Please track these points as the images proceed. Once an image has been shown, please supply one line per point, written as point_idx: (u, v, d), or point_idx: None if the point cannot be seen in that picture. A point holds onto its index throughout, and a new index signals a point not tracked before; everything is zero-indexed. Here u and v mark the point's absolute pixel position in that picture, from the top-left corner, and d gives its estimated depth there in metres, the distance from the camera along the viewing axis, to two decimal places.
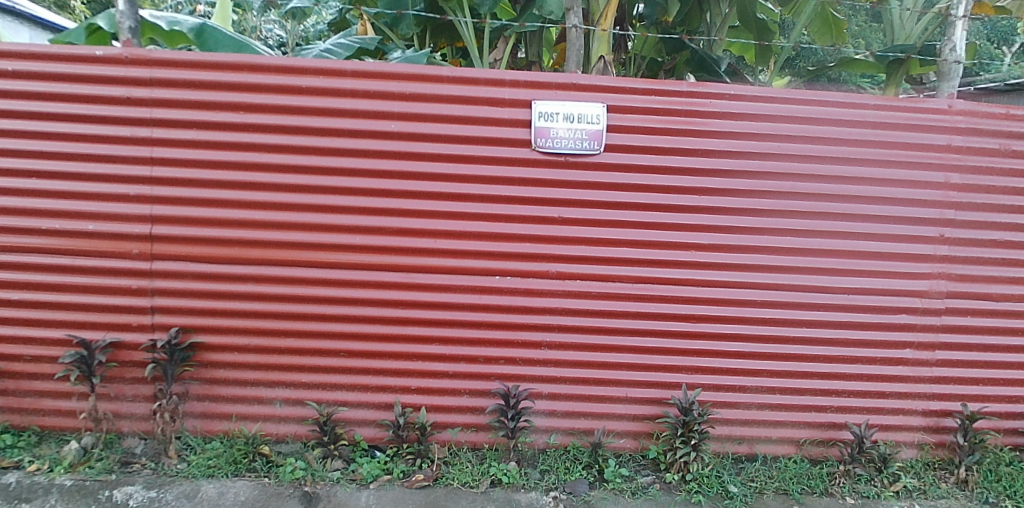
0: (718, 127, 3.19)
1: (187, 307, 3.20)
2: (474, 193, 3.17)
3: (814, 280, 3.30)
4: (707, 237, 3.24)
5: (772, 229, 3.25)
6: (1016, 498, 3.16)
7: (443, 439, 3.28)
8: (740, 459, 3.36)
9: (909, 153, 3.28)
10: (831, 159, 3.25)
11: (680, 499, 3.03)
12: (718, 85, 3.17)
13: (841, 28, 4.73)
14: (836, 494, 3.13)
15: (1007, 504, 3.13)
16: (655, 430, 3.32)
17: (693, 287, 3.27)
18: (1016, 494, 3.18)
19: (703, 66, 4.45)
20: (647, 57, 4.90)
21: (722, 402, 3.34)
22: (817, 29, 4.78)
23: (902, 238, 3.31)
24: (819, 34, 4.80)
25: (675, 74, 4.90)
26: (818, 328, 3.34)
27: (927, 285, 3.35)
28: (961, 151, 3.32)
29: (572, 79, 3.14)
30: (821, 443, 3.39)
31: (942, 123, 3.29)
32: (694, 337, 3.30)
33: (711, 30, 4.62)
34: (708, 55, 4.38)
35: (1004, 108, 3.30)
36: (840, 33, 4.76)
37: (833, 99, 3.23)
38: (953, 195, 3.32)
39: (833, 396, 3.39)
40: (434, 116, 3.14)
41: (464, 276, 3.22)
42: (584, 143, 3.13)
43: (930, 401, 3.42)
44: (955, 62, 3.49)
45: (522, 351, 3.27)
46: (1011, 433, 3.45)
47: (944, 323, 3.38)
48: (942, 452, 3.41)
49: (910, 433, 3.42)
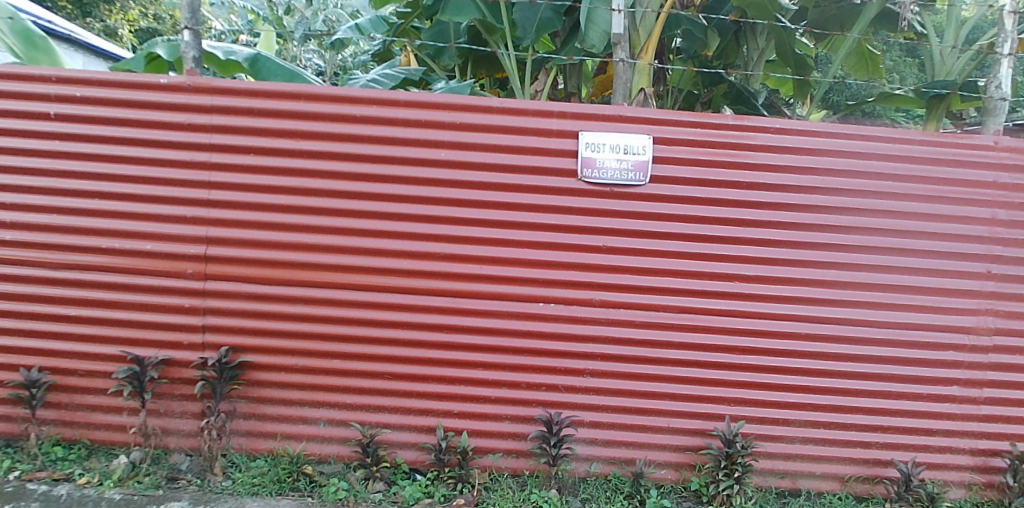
0: (764, 160, 3.23)
1: (237, 327, 3.28)
2: (521, 220, 3.23)
3: (861, 314, 3.27)
4: (751, 268, 3.25)
5: (817, 262, 3.25)
6: None
7: (484, 464, 3.28)
8: (783, 494, 3.31)
9: (955, 189, 3.28)
10: (875, 194, 3.26)
11: None
12: (763, 119, 3.22)
13: (877, 64, 4.69)
14: None
15: None
16: (696, 462, 3.28)
17: (738, 318, 3.26)
18: None
19: (741, 98, 4.49)
20: (683, 89, 4.86)
21: (766, 435, 3.30)
22: (854, 65, 4.74)
23: (948, 274, 3.29)
24: (857, 68, 4.78)
25: (712, 106, 4.81)
26: (865, 363, 3.30)
27: (974, 321, 3.30)
28: (1008, 188, 3.30)
29: (618, 112, 3.22)
30: (867, 479, 3.32)
31: (987, 159, 3.28)
32: (737, 369, 3.28)
33: (748, 64, 4.66)
34: (745, 88, 4.44)
35: None
36: (875, 69, 4.71)
37: (878, 134, 3.24)
38: (1000, 231, 3.29)
39: (878, 432, 3.32)
40: (484, 147, 3.22)
41: (508, 302, 3.26)
42: (630, 174, 3.19)
43: (978, 440, 3.35)
44: (1000, 99, 3.47)
45: (565, 378, 3.27)
46: None
47: (991, 360, 3.33)
48: (990, 493, 3.34)
49: (958, 472, 3.35)
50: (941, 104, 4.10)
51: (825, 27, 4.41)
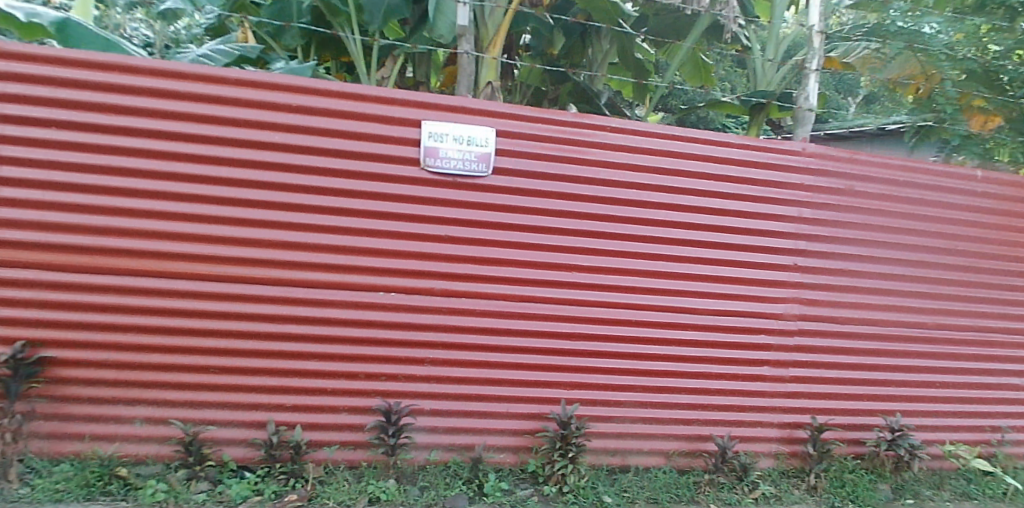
0: (600, 157, 3.40)
1: (36, 320, 2.95)
2: (361, 208, 3.18)
3: (684, 302, 3.54)
4: (587, 259, 3.41)
5: (645, 255, 3.48)
6: (858, 501, 3.41)
7: (319, 458, 3.19)
8: (615, 471, 3.49)
9: (768, 190, 3.60)
10: (698, 192, 3.52)
11: None
12: (600, 117, 3.39)
13: (710, 73, 4.97)
14: (700, 502, 3.35)
15: None
16: (533, 444, 3.40)
17: (573, 306, 3.42)
18: (858, 498, 3.42)
19: (586, 97, 4.75)
20: (532, 85, 4.90)
21: (598, 416, 3.47)
22: (690, 73, 4.98)
23: (761, 265, 3.60)
24: (691, 76, 5.01)
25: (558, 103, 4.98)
26: (688, 347, 3.56)
27: (781, 308, 3.63)
28: (812, 190, 3.66)
29: (462, 103, 3.25)
30: (688, 454, 3.58)
31: (795, 164, 3.64)
32: (572, 355, 3.44)
33: (592, 65, 4.90)
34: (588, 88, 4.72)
35: (848, 152, 3.68)
36: (708, 77, 4.99)
37: (701, 137, 3.52)
38: (805, 228, 3.63)
39: (698, 410, 3.59)
40: (322, 131, 3.14)
41: (347, 291, 3.20)
42: (472, 165, 3.23)
43: (784, 414, 3.67)
44: (807, 109, 3.88)
45: (404, 367, 3.26)
46: (854, 443, 3.71)
47: (796, 343, 3.65)
48: (794, 461, 3.67)
49: (768, 444, 3.65)
50: (762, 113, 4.56)
51: (663, 34, 4.69)
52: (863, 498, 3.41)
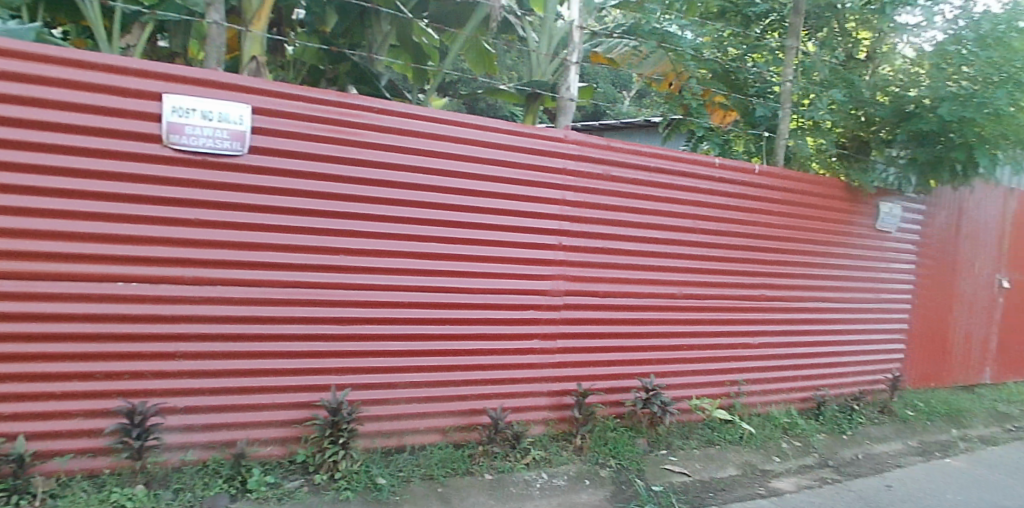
0: (371, 139, 3.32)
1: None
2: (87, 187, 2.72)
3: (455, 283, 3.61)
4: (353, 243, 3.32)
5: (414, 237, 3.47)
6: (618, 456, 3.80)
7: (47, 469, 2.75)
8: (389, 452, 3.52)
9: (533, 174, 3.79)
10: (467, 176, 3.59)
11: (328, 498, 3.04)
12: (367, 98, 3.30)
13: (492, 61, 4.97)
14: (474, 473, 3.49)
15: (611, 462, 3.76)
16: (304, 434, 3.32)
17: (342, 291, 3.33)
18: (619, 453, 3.82)
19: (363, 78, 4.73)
20: (308, 63, 4.91)
21: (370, 400, 3.46)
22: (473, 59, 4.93)
23: (527, 246, 3.79)
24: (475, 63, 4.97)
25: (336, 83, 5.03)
26: (460, 325, 3.64)
27: (548, 286, 3.86)
28: (574, 174, 3.90)
29: (211, 76, 2.93)
30: (463, 428, 3.73)
31: (558, 150, 3.86)
32: (343, 340, 3.37)
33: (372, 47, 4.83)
34: (366, 69, 4.69)
35: (604, 140, 3.97)
36: (490, 65, 4.98)
37: (469, 122, 3.61)
38: (568, 210, 3.88)
39: (471, 385, 3.72)
40: (6, 94, 2.56)
41: (72, 282, 2.74)
42: (225, 143, 2.94)
43: (553, 383, 3.93)
44: (569, 99, 4.10)
45: (150, 364, 2.93)
46: (616, 404, 4.11)
47: (562, 316, 3.91)
48: (563, 425, 3.96)
49: (539, 412, 3.90)
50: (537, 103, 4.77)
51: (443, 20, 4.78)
52: (623, 453, 3.82)
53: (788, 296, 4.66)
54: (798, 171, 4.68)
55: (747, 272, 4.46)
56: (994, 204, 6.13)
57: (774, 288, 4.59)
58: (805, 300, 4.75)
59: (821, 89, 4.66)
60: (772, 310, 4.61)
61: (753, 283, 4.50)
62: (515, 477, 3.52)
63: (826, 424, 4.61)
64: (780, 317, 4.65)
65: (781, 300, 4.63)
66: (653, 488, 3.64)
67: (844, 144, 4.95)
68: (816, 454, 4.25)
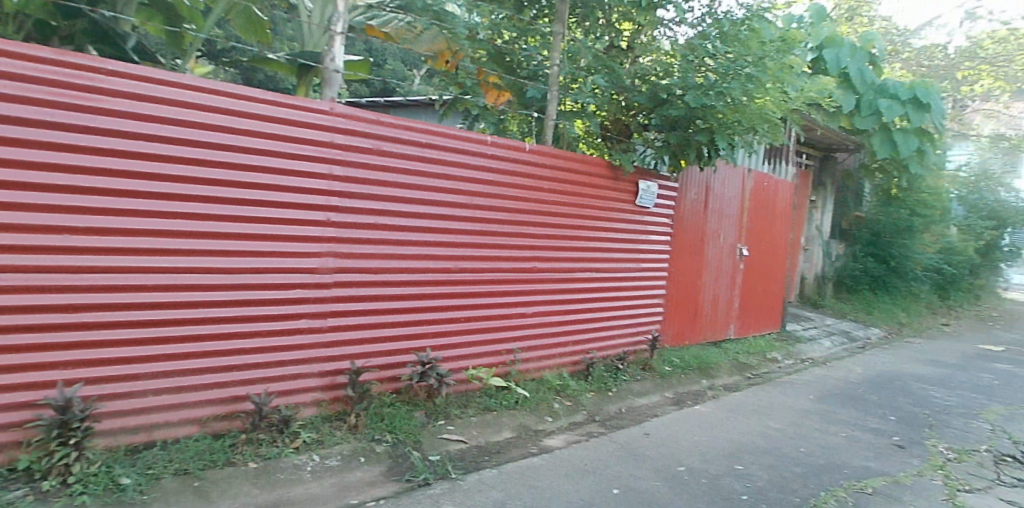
0: (107, 105, 2.86)
1: None
2: None
3: (211, 263, 3.28)
4: (83, 220, 2.83)
5: (160, 212, 3.07)
6: (395, 431, 3.85)
7: None
8: (134, 451, 3.07)
9: (300, 147, 3.60)
10: (224, 147, 3.27)
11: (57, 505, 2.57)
12: (93, 58, 2.83)
13: (263, 29, 4.88)
14: (237, 462, 3.19)
15: (388, 437, 3.79)
16: (26, 438, 2.74)
17: (67, 275, 2.81)
18: (395, 428, 3.87)
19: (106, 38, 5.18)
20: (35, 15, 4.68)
21: (108, 394, 2.98)
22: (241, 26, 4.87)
23: (293, 222, 3.60)
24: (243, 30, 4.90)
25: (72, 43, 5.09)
26: (219, 307, 3.35)
27: (317, 263, 3.72)
28: (343, 148, 3.79)
29: None
30: (223, 417, 3.41)
31: (326, 123, 3.71)
32: (76, 329, 2.86)
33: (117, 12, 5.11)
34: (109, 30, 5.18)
35: (373, 114, 3.93)
36: (261, 34, 4.91)
37: (222, 88, 3.25)
38: (337, 185, 3.77)
39: (233, 371, 3.45)
40: None
41: None
42: None
43: (325, 364, 3.88)
44: (335, 70, 4.21)
45: None
46: (391, 381, 4.18)
47: (332, 294, 3.82)
48: (337, 405, 3.95)
49: (308, 393, 3.81)
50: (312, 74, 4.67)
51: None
52: (399, 427, 3.88)
53: (557, 267, 5.08)
54: (565, 150, 5.09)
55: (520, 246, 4.77)
56: (733, 185, 6.90)
57: (544, 260, 4.98)
58: (574, 270, 5.22)
59: (585, 74, 4.97)
60: (542, 281, 5.00)
61: (525, 256, 4.82)
62: (284, 463, 3.31)
63: (595, 383, 5.14)
64: (550, 286, 5.05)
65: (551, 272, 5.04)
66: (431, 457, 3.75)
67: (609, 126, 5.43)
68: (584, 410, 4.76)
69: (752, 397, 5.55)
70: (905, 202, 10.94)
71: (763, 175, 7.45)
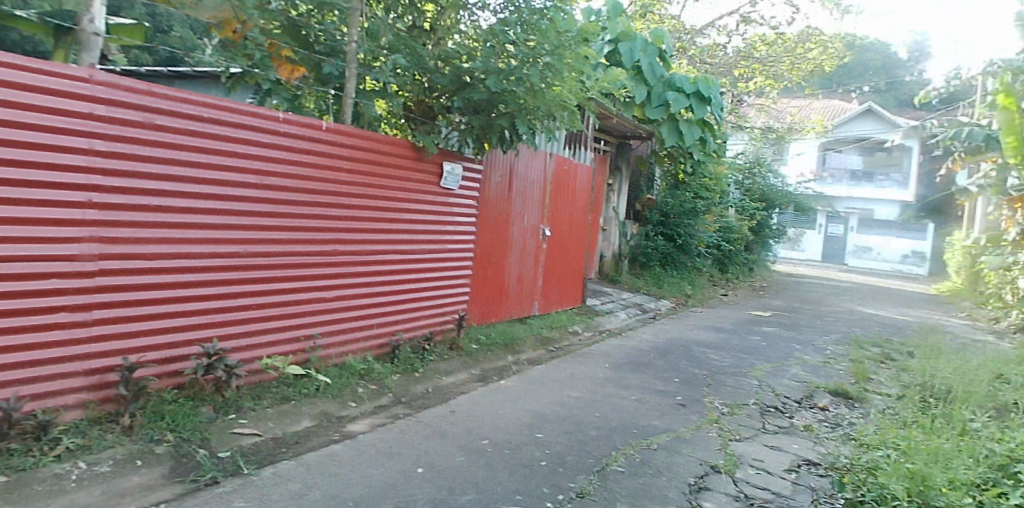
0: None
1: None
2: None
3: None
4: None
5: None
6: (178, 429, 3.55)
7: None
8: None
9: (54, 119, 3.10)
10: None
11: None
12: None
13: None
14: None
15: (169, 435, 3.48)
16: None
17: None
18: (179, 426, 3.57)
19: None
20: None
21: None
22: None
23: (43, 203, 3.10)
24: None
25: None
26: None
27: (76, 250, 3.26)
28: (104, 121, 3.34)
29: None
30: None
31: (84, 91, 3.24)
32: None
33: None
34: None
35: (144, 84, 3.53)
36: None
37: None
38: (99, 161, 3.32)
39: None
40: None
41: None
42: None
43: (92, 360, 3.40)
44: (92, 33, 3.77)
45: None
46: (167, 376, 3.83)
47: (96, 283, 3.38)
48: (107, 406, 3.49)
49: (70, 396, 3.32)
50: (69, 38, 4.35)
51: None
52: (182, 424, 3.58)
53: (360, 249, 5.11)
54: (365, 131, 5.07)
55: (318, 228, 4.71)
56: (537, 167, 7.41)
57: (345, 242, 4.96)
58: (377, 252, 5.28)
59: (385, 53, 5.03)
60: (343, 263, 4.98)
61: (323, 237, 4.77)
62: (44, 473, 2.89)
63: (401, 365, 5.21)
64: (352, 268, 5.07)
65: (352, 254, 5.04)
66: (220, 454, 3.49)
67: (412, 107, 5.53)
68: (388, 393, 4.83)
69: (550, 369, 5.97)
70: (689, 186, 12.46)
71: (565, 159, 8.04)
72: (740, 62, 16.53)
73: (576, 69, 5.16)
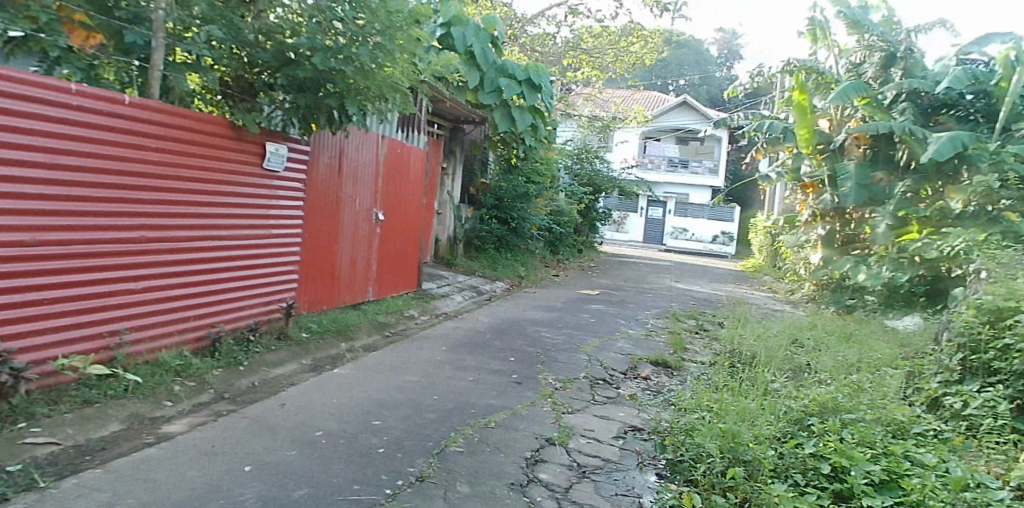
0: None
1: None
2: None
3: None
4: None
5: None
6: None
7: None
8: None
9: None
10: None
11: None
12: None
13: None
14: None
15: None
16: None
17: None
18: None
19: None
20: None
21: None
22: None
23: None
24: None
25: None
26: None
27: None
28: None
29: None
30: None
31: None
32: None
33: None
34: None
35: None
36: None
37: None
38: None
39: None
40: None
41: None
42: None
43: None
44: None
45: None
46: None
47: None
48: None
49: None
50: None
51: None
52: None
53: (174, 235, 4.73)
54: (175, 109, 4.65)
55: (124, 213, 4.26)
56: (370, 150, 7.32)
57: (156, 229, 4.56)
58: (192, 238, 4.92)
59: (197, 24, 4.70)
60: (155, 251, 4.58)
61: (131, 224, 4.33)
62: None
63: (222, 359, 4.96)
64: (165, 257, 4.67)
65: (165, 241, 4.66)
66: (8, 468, 3.03)
67: (230, 83, 5.25)
68: (210, 389, 4.54)
69: (386, 355, 5.96)
70: (520, 171, 12.97)
71: (399, 143, 8.03)
72: (569, 53, 17.43)
73: (408, 51, 5.22)
